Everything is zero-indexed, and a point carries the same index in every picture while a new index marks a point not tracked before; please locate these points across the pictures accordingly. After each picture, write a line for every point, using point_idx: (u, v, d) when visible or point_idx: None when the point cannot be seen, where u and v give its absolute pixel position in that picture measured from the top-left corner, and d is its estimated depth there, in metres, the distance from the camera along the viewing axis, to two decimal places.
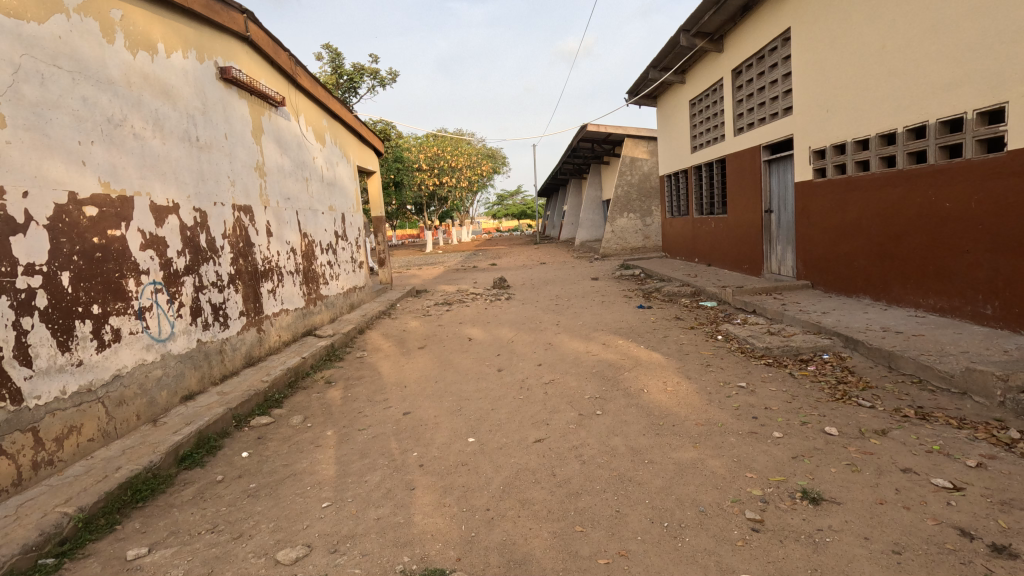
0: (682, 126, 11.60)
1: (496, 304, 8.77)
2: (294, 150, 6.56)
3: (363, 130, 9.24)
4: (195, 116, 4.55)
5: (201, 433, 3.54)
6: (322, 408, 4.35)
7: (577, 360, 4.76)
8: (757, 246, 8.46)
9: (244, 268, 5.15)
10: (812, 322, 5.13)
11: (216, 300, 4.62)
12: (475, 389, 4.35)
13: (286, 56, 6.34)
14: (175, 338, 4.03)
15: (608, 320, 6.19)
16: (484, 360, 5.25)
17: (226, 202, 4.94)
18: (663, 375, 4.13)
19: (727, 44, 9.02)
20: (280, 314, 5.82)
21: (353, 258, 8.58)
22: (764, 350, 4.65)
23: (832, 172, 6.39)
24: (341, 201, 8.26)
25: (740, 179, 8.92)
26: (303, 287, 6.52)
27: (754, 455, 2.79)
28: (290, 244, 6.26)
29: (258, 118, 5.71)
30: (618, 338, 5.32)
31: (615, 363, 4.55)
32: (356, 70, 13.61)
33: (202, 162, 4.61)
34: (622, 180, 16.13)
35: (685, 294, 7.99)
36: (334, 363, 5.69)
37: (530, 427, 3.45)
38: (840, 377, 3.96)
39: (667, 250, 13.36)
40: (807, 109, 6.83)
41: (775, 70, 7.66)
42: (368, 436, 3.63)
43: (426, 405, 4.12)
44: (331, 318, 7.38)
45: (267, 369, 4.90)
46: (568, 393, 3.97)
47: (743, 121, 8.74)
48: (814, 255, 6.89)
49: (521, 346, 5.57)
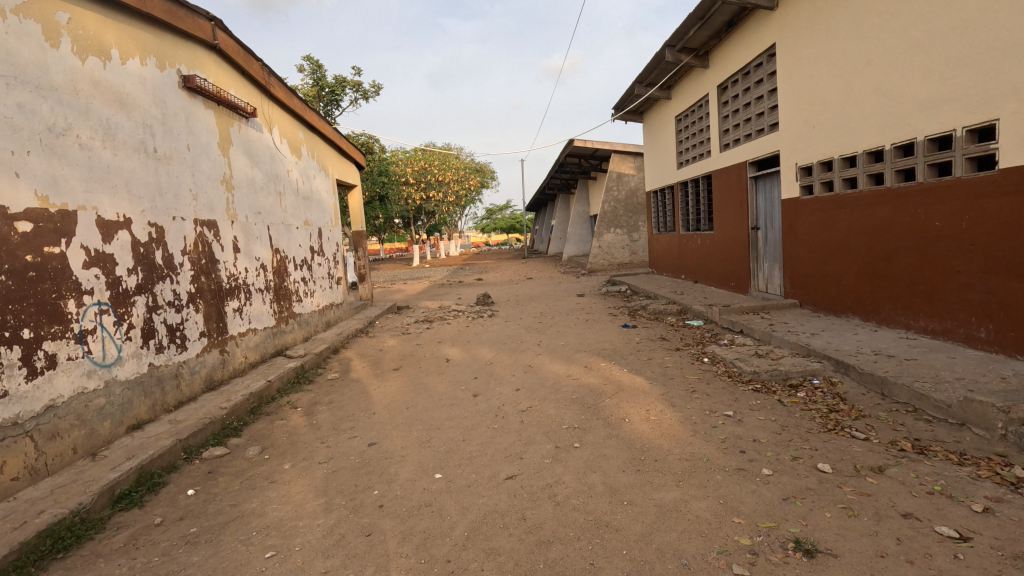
0: (668, 142, 11.53)
1: (478, 322, 8.52)
2: (266, 162, 6.32)
3: (343, 143, 9.03)
4: (153, 126, 4.30)
5: (142, 469, 3.23)
6: (283, 437, 4.05)
7: (557, 384, 4.52)
8: (744, 263, 8.33)
9: (206, 286, 4.87)
10: (801, 344, 4.95)
11: (172, 320, 4.33)
12: (447, 417, 4.09)
13: (259, 66, 6.13)
14: (122, 363, 3.74)
15: (591, 340, 5.96)
16: (460, 384, 4.99)
17: (187, 216, 4.68)
18: (646, 402, 3.90)
19: (712, 60, 8.96)
20: (247, 334, 5.53)
21: (330, 273, 8.31)
22: (752, 374, 4.45)
23: (819, 189, 6.26)
24: (318, 215, 8.00)
25: (726, 195, 8.82)
26: (273, 305, 6.23)
27: (742, 496, 2.56)
28: (260, 260, 5.98)
29: (227, 128, 5.48)
30: (600, 360, 5.09)
31: (596, 388, 4.32)
32: (339, 82, 13.42)
33: (160, 174, 4.35)
34: (609, 196, 16.04)
35: (671, 313, 7.81)
36: (303, 387, 5.40)
37: (503, 462, 3.20)
38: (831, 404, 3.76)
39: (653, 266, 13.23)
40: (793, 125, 6.73)
41: (760, 85, 7.58)
42: (327, 471, 3.34)
43: (394, 435, 3.85)
44: (305, 336, 7.08)
45: (228, 394, 4.60)
46: (546, 423, 3.72)
47: (729, 137, 8.65)
48: (801, 273, 6.74)
49: (500, 368, 5.33)
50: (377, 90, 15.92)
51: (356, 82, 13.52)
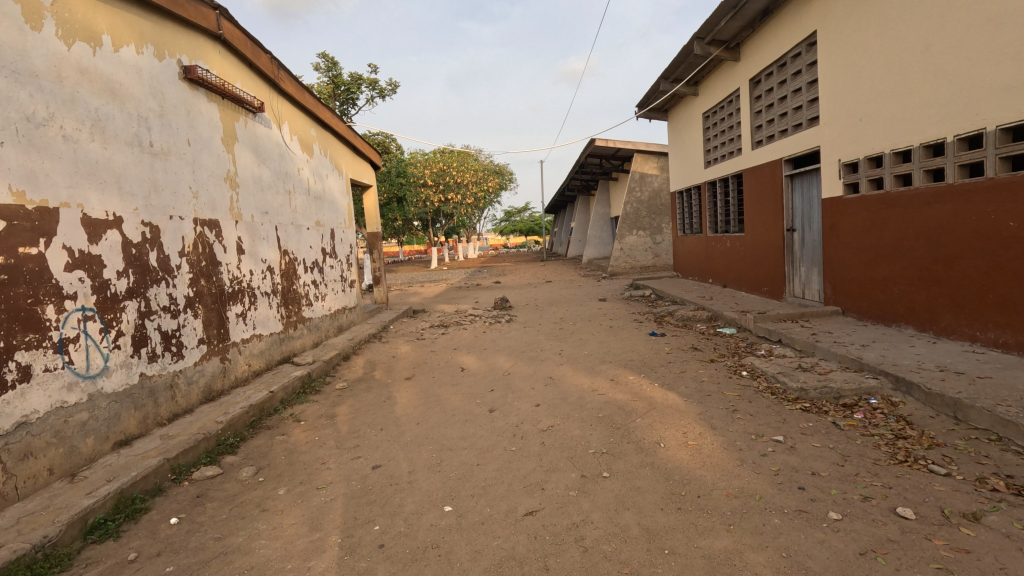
0: (695, 140, 11.04)
1: (495, 327, 8.14)
2: (274, 160, 6.04)
3: (356, 142, 8.76)
4: (149, 119, 4.02)
5: (122, 493, 2.92)
6: (282, 456, 3.71)
7: (581, 400, 4.11)
8: (779, 267, 7.81)
9: (206, 290, 4.58)
10: (852, 358, 4.47)
11: (167, 327, 4.04)
12: (460, 436, 3.70)
13: (267, 59, 5.86)
14: (108, 374, 3.44)
15: (616, 350, 5.53)
16: (476, 397, 4.61)
17: (186, 216, 4.40)
18: (682, 423, 3.47)
19: (744, 52, 8.47)
20: (250, 340, 5.24)
21: (343, 276, 8.02)
22: (799, 391, 3.99)
23: (866, 187, 5.76)
24: (331, 216, 7.72)
25: (759, 195, 8.30)
26: (280, 310, 5.94)
27: (808, 548, 2.13)
28: (266, 262, 5.69)
29: (231, 123, 5.20)
30: (628, 373, 4.67)
31: (625, 406, 3.89)
32: (354, 80, 13.22)
33: (156, 171, 4.07)
34: (631, 196, 15.55)
35: (700, 319, 7.35)
36: (309, 397, 5.07)
37: (522, 494, 2.81)
38: (895, 430, 3.29)
39: (678, 270, 12.72)
40: (836, 119, 6.23)
41: (798, 77, 7.07)
42: (324, 500, 2.99)
43: (402, 456, 3.48)
44: (315, 342, 6.79)
45: (227, 406, 4.29)
46: (569, 447, 3.31)
47: (762, 133, 8.16)
48: (844, 278, 6.24)
49: (518, 379, 4.95)
50: (394, 90, 15.70)
51: (372, 80, 13.31)
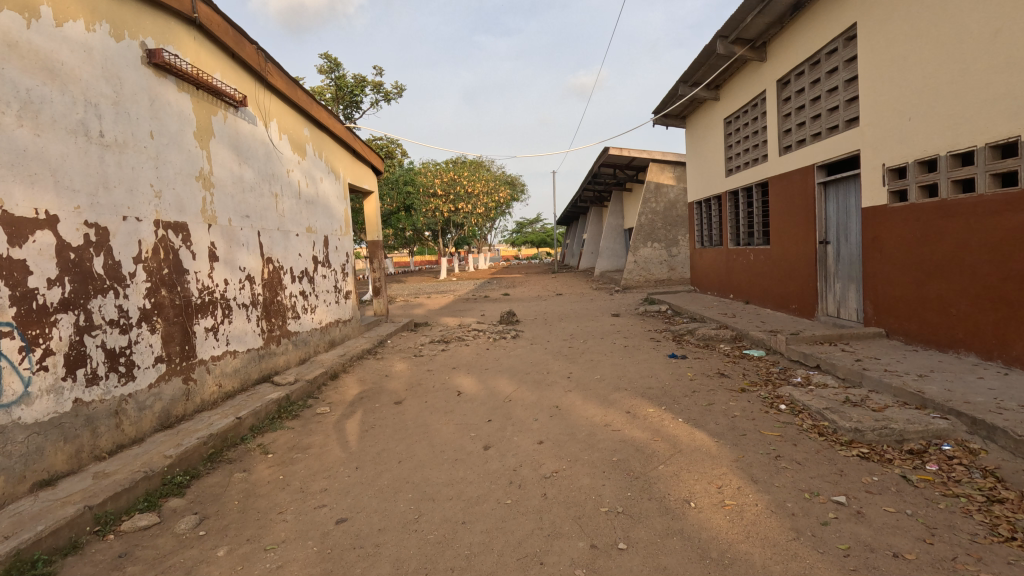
0: (716, 147, 10.44)
1: (500, 344, 7.56)
2: (259, 159, 5.54)
3: (355, 144, 8.29)
4: (100, 106, 3.51)
5: (20, 555, 2.35)
6: (235, 501, 3.12)
7: (592, 438, 3.48)
8: (810, 283, 7.14)
9: (168, 300, 4.06)
10: (909, 392, 3.80)
11: (114, 344, 3.50)
12: (445, 482, 3.09)
13: (252, 49, 5.39)
14: (29, 400, 2.91)
15: (632, 375, 4.89)
16: (470, 428, 4.00)
17: (145, 217, 3.88)
18: (715, 474, 2.84)
19: (772, 52, 7.88)
20: (222, 357, 4.69)
21: (337, 286, 7.48)
22: (852, 432, 3.33)
23: (916, 195, 5.12)
24: (324, 222, 7.20)
25: (788, 205, 7.66)
26: (260, 323, 5.39)
27: None
28: (245, 270, 5.16)
29: (207, 117, 4.70)
30: (646, 404, 4.03)
31: (643, 447, 3.26)
32: (359, 81, 12.80)
33: (108, 165, 3.55)
34: (646, 207, 14.95)
35: (724, 339, 6.70)
36: (284, 424, 4.49)
37: (515, 570, 2.19)
38: (985, 490, 2.63)
39: (696, 284, 12.05)
40: (879, 119, 5.60)
41: (834, 75, 6.45)
42: (269, 569, 2.38)
43: (374, 506, 2.88)
44: (301, 358, 6.23)
45: (183, 435, 3.72)
46: (576, 503, 2.68)
47: (791, 138, 7.54)
48: (887, 296, 5.58)
49: (520, 408, 4.34)
50: (401, 93, 15.27)
51: (377, 83, 12.87)
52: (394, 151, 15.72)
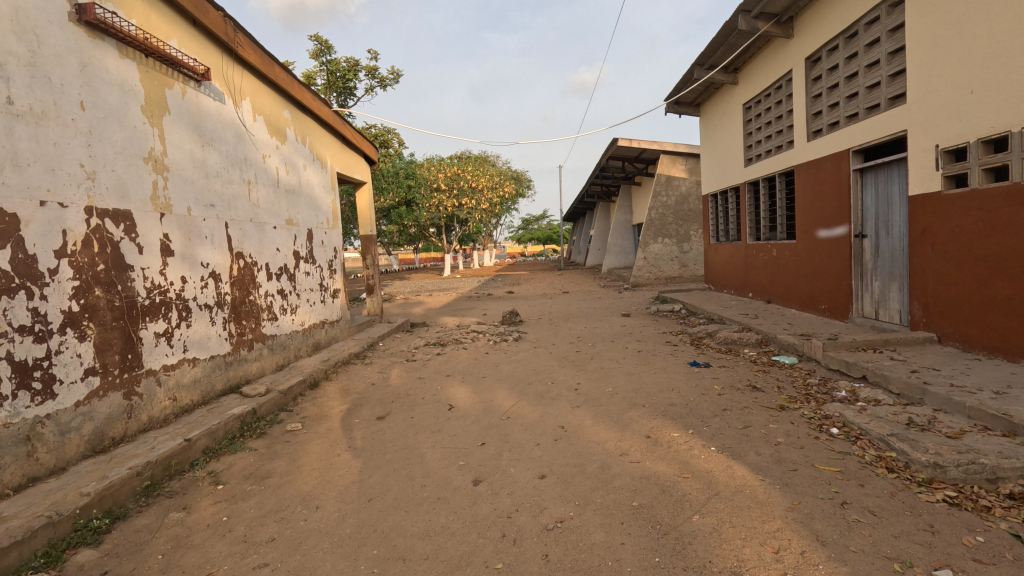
0: (733, 134, 9.73)
1: (501, 348, 6.93)
2: (227, 141, 4.92)
3: (344, 130, 7.66)
4: (7, 66, 2.90)
5: None
6: (158, 554, 2.49)
7: (605, 473, 2.82)
8: (843, 281, 6.46)
9: (104, 301, 3.44)
10: (992, 415, 3.12)
11: (25, 354, 2.89)
12: (421, 534, 2.45)
13: (218, 16, 4.76)
14: None
15: (650, 389, 4.23)
16: (460, 455, 3.36)
17: (73, 203, 3.26)
18: (769, 532, 2.17)
19: (800, 27, 7.17)
20: (177, 367, 4.08)
21: (323, 284, 6.85)
22: (930, 469, 2.66)
23: (980, 178, 4.42)
24: (308, 214, 6.59)
25: (818, 196, 6.96)
26: (228, 327, 4.78)
27: None
28: (207, 266, 4.54)
29: (159, 90, 4.08)
30: (669, 427, 3.38)
31: (670, 488, 2.61)
32: (352, 65, 12.12)
33: (18, 139, 2.94)
34: (657, 201, 14.21)
35: (748, 343, 6.03)
36: (245, 444, 3.87)
37: None
38: None
39: (710, 282, 11.36)
40: (931, 95, 4.90)
41: (874, 48, 5.75)
42: None
43: (328, 569, 2.24)
44: (278, 364, 5.63)
45: (114, 463, 3.10)
46: (586, 572, 2.04)
47: (822, 121, 6.83)
48: (940, 296, 4.89)
49: (518, 428, 3.72)
50: (395, 79, 14.53)
51: (371, 67, 12.16)
52: (390, 140, 15.06)
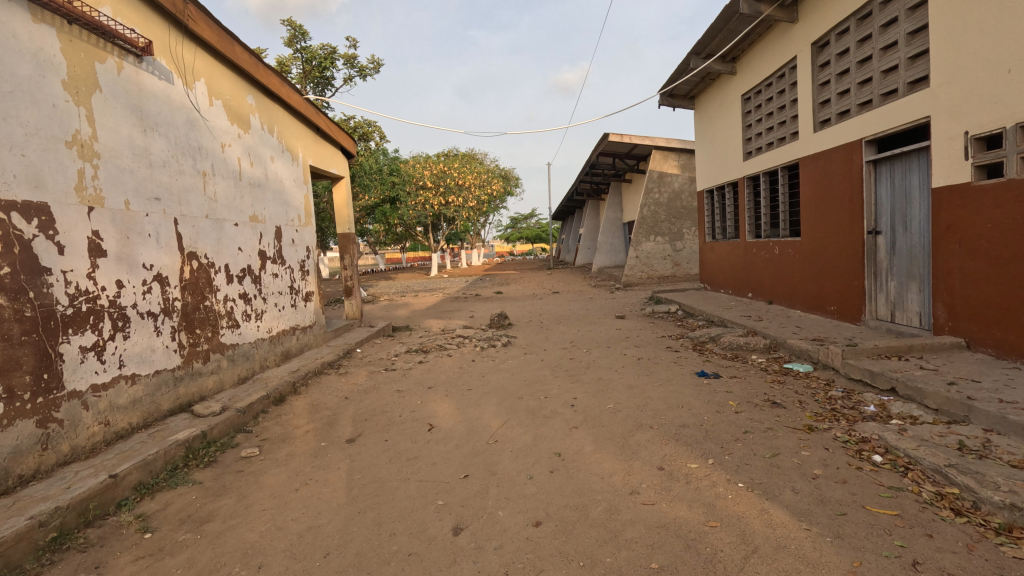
0: (731, 127, 9.29)
1: (487, 354, 6.42)
2: (175, 126, 4.34)
3: (317, 119, 7.08)
4: None
5: None
6: None
7: (613, 520, 2.32)
8: (855, 281, 6.02)
9: (6, 310, 2.86)
10: None
11: None
12: None
13: None
14: None
15: (657, 407, 3.73)
16: (440, 491, 2.84)
17: None
18: None
19: (806, 10, 6.71)
20: (111, 385, 3.51)
21: (293, 287, 6.28)
22: (1007, 512, 2.17)
23: (1018, 167, 3.97)
24: (276, 210, 6.01)
25: (825, 190, 6.53)
26: (178, 337, 4.21)
27: None
28: (150, 268, 3.97)
29: (88, 64, 3.49)
30: (685, 456, 2.88)
31: (696, 541, 2.11)
32: (329, 53, 11.53)
33: None
34: (649, 198, 13.77)
35: (756, 349, 5.57)
36: (189, 477, 3.31)
37: None
38: None
39: (706, 281, 10.93)
40: (959, 77, 4.46)
41: (891, 29, 5.31)
42: None
43: None
44: (240, 377, 5.05)
45: (14, 510, 2.54)
46: None
47: (830, 110, 6.39)
48: (970, 298, 4.45)
49: (506, 455, 3.20)
50: (377, 69, 13.93)
51: (350, 56, 11.57)
52: (370, 134, 14.46)
